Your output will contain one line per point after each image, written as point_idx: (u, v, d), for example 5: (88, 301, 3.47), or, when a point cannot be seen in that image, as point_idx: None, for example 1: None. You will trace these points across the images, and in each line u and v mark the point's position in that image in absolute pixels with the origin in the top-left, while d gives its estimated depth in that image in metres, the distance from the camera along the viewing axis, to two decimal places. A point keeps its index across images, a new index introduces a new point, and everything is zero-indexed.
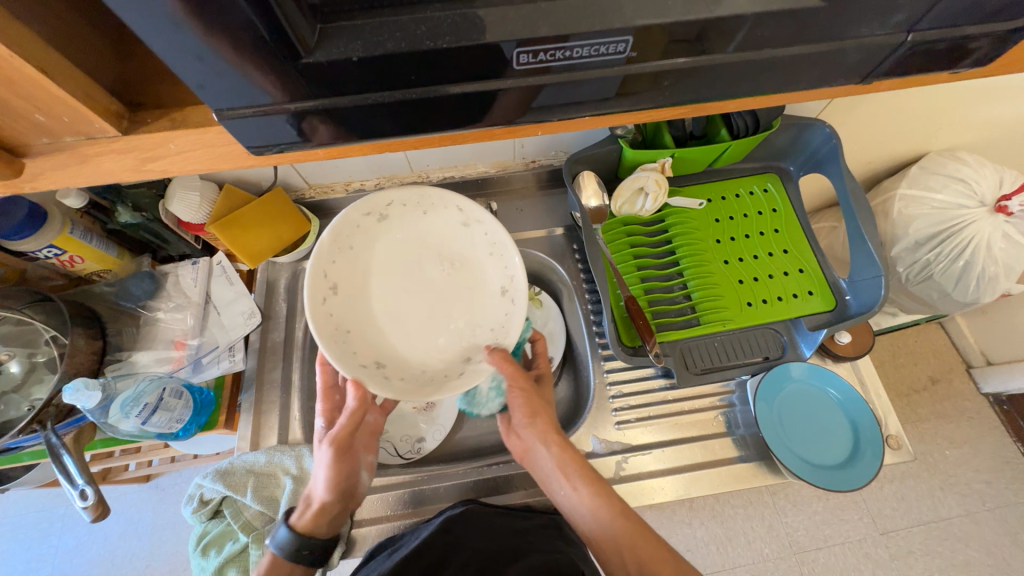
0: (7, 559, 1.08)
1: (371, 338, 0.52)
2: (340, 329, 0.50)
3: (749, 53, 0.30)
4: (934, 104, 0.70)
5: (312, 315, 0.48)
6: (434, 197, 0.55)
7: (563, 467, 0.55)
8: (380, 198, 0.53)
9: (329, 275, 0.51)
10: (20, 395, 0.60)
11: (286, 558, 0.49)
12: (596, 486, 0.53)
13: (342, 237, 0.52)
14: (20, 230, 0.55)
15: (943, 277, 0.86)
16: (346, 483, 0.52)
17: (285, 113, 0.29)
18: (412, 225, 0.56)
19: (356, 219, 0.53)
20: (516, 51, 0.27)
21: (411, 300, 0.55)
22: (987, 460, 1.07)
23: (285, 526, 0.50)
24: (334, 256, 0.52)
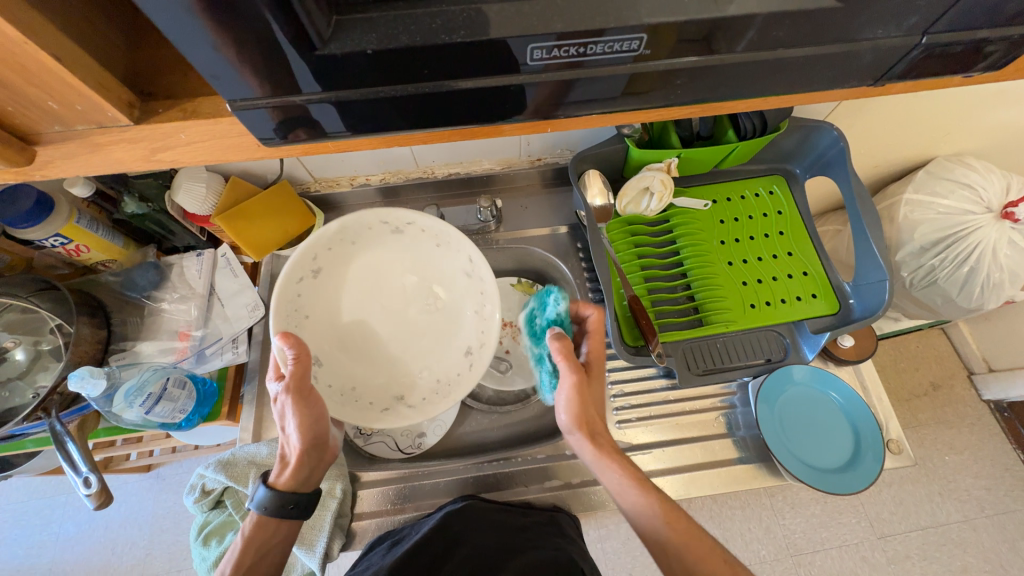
0: (9, 544, 1.09)
1: (323, 330, 0.56)
2: (299, 311, 0.54)
3: (762, 54, 0.30)
4: (944, 108, 0.70)
5: (281, 287, 0.52)
6: (453, 240, 0.58)
7: (606, 455, 0.53)
8: (403, 216, 0.56)
9: (318, 258, 0.55)
10: (25, 382, 0.61)
11: (269, 515, 0.48)
12: (643, 480, 0.50)
13: (350, 231, 0.55)
14: (26, 218, 0.55)
15: (947, 282, 0.85)
16: (314, 435, 0.49)
17: (297, 106, 0.29)
18: (420, 248, 0.60)
19: (372, 223, 0.56)
20: (530, 47, 0.27)
21: (382, 312, 0.59)
22: (987, 467, 1.07)
23: (263, 486, 0.48)
24: (333, 243, 0.55)
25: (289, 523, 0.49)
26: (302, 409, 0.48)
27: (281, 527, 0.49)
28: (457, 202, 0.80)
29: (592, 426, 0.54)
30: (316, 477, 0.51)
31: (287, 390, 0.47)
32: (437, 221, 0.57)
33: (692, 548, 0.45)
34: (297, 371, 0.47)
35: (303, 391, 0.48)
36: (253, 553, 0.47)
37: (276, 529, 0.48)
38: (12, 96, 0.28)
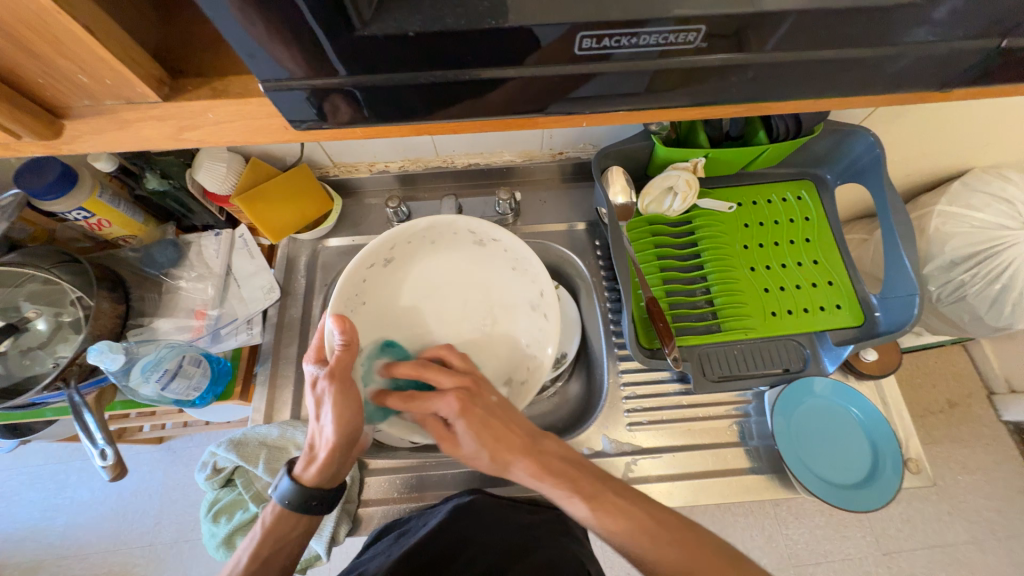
0: (25, 505, 1.12)
1: (374, 318, 0.56)
2: (359, 295, 0.54)
3: (824, 52, 0.28)
4: (988, 116, 0.67)
5: (353, 268, 0.53)
6: (531, 267, 0.58)
7: (540, 481, 0.46)
8: (490, 229, 0.58)
9: (394, 249, 0.56)
10: (46, 352, 0.61)
11: (291, 509, 0.48)
12: (582, 493, 0.45)
13: (435, 231, 0.58)
14: (51, 189, 0.56)
15: (977, 298, 0.82)
16: (349, 431, 0.47)
17: (339, 87, 0.28)
18: (494, 265, 0.60)
19: (459, 230, 0.58)
20: (581, 35, 0.26)
21: (437, 318, 0.58)
22: (1000, 489, 1.05)
23: (289, 478, 0.48)
24: (414, 238, 0.57)
25: (308, 519, 0.49)
26: (341, 400, 0.47)
27: (301, 522, 0.48)
28: (475, 193, 0.79)
29: (509, 464, 0.48)
30: (341, 472, 0.50)
31: (331, 376, 0.47)
32: (522, 247, 0.58)
33: (634, 546, 0.42)
34: (342, 358, 0.47)
35: (344, 380, 0.47)
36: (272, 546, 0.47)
37: (296, 524, 0.48)
38: (44, 68, 0.28)
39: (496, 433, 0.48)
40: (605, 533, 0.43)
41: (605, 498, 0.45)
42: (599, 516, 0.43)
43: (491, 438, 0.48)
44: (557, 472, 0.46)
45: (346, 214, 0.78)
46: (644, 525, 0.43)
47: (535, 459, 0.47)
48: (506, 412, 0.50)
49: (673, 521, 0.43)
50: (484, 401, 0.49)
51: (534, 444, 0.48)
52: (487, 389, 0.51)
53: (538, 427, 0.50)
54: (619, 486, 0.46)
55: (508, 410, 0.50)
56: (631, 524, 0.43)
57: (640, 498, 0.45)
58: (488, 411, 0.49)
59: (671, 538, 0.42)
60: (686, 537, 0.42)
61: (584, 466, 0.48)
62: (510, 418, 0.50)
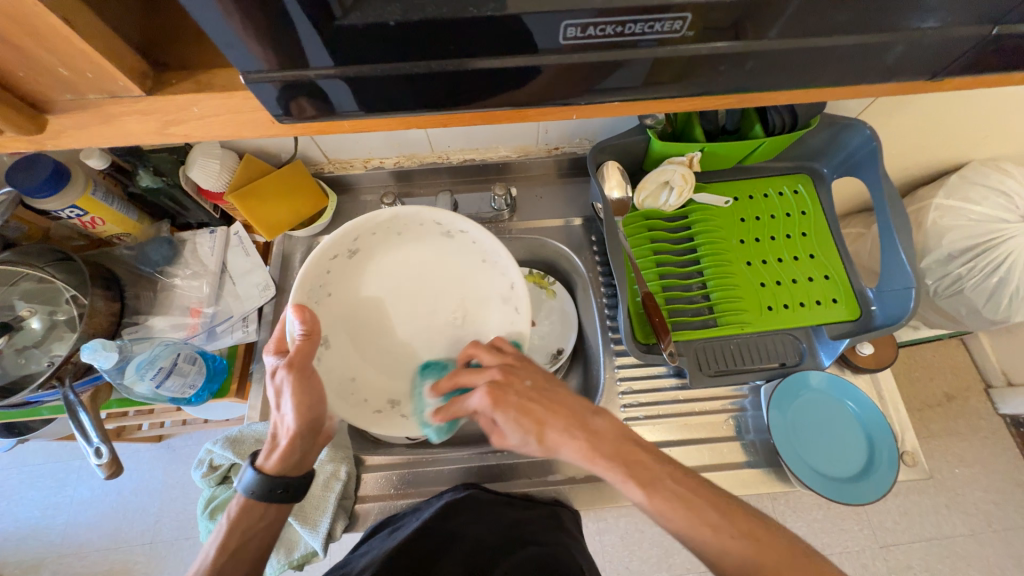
0: (25, 504, 1.12)
1: (340, 310, 0.56)
2: (323, 287, 0.54)
3: (813, 40, 0.28)
4: (986, 109, 0.66)
5: (314, 261, 0.53)
6: (500, 261, 0.57)
7: (592, 463, 0.46)
8: (457, 222, 0.56)
9: (358, 239, 0.55)
10: (41, 350, 0.61)
11: (255, 499, 0.48)
12: (637, 476, 0.44)
13: (399, 221, 0.56)
14: (43, 187, 0.55)
15: (974, 292, 0.82)
16: (310, 417, 0.49)
17: (307, 81, 0.28)
18: (466, 258, 0.59)
19: (426, 221, 0.56)
20: (565, 24, 0.26)
21: (408, 311, 0.59)
22: (998, 482, 1.05)
23: (252, 468, 0.48)
24: (378, 229, 0.56)
25: (277, 507, 0.49)
26: (300, 387, 0.48)
27: (268, 511, 0.48)
28: (471, 189, 0.79)
29: (558, 446, 0.48)
30: (306, 462, 0.50)
31: (289, 366, 0.48)
32: (490, 240, 0.56)
33: (696, 536, 0.40)
34: (303, 347, 0.48)
35: (304, 369, 0.48)
36: (240, 535, 0.47)
37: (263, 514, 0.48)
38: (24, 61, 0.28)
39: (536, 418, 0.49)
40: (663, 521, 0.42)
41: (663, 484, 0.43)
42: (655, 503, 0.42)
43: (532, 423, 0.48)
44: (608, 454, 0.45)
45: (341, 210, 0.77)
46: (706, 516, 0.41)
47: (585, 436, 0.47)
48: (546, 393, 0.50)
49: (739, 512, 0.41)
50: (516, 388, 0.50)
51: (580, 423, 0.48)
52: (520, 373, 0.51)
53: (584, 405, 0.50)
54: (676, 472, 0.44)
55: (546, 393, 0.50)
56: (693, 516, 0.41)
57: (699, 485, 0.43)
58: (522, 397, 0.50)
59: (739, 531, 0.40)
60: (755, 530, 0.40)
61: (637, 447, 0.46)
62: (549, 400, 0.50)
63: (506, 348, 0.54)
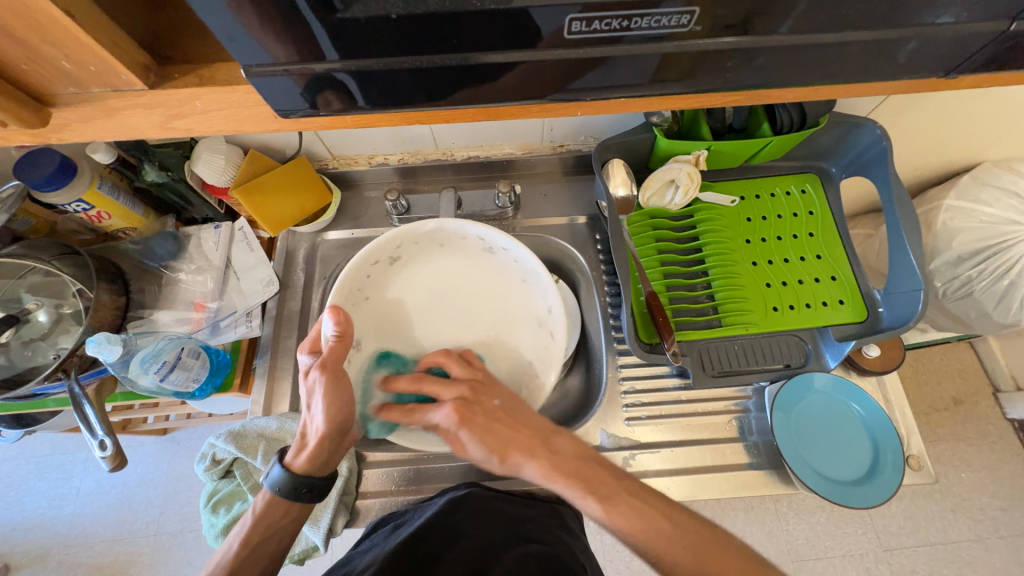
0: (32, 494, 1.14)
1: (376, 314, 0.58)
2: (361, 290, 0.56)
3: (825, 36, 0.27)
4: (1000, 108, 0.65)
5: (356, 264, 0.55)
6: (541, 284, 0.57)
7: (553, 482, 0.45)
8: (497, 239, 0.57)
9: (400, 248, 0.57)
10: (47, 343, 0.62)
11: (282, 497, 0.48)
12: (595, 492, 0.43)
13: (441, 233, 0.58)
14: (51, 181, 0.56)
15: (983, 295, 0.81)
16: (341, 420, 0.49)
17: (326, 73, 0.27)
18: (502, 274, 0.60)
19: (468, 236, 0.58)
20: (570, 18, 0.26)
21: (440, 321, 0.61)
22: (1005, 487, 1.04)
23: (280, 466, 0.49)
24: (421, 240, 0.58)
25: (300, 505, 0.49)
26: (332, 389, 0.48)
27: (292, 509, 0.48)
28: (475, 186, 0.79)
29: (520, 466, 0.47)
30: (332, 462, 0.51)
31: (322, 367, 0.48)
32: (531, 261, 0.56)
33: (652, 550, 0.40)
34: (336, 348, 0.48)
35: (336, 371, 0.48)
36: (262, 531, 0.47)
37: (286, 511, 0.48)
38: (27, 54, 0.28)
39: (501, 437, 0.48)
40: (619, 534, 0.42)
41: (620, 499, 0.43)
42: (613, 518, 0.42)
43: (496, 442, 0.48)
44: (568, 472, 0.45)
45: (345, 207, 0.78)
46: (662, 529, 0.41)
47: (546, 457, 0.46)
48: (513, 414, 0.50)
49: (693, 526, 0.42)
50: (483, 408, 0.50)
51: (543, 443, 0.47)
52: (487, 394, 0.51)
53: (548, 426, 0.50)
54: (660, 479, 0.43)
55: (513, 412, 0.50)
56: (649, 529, 0.41)
57: (656, 498, 0.44)
58: (489, 417, 0.49)
59: (689, 543, 0.40)
60: (710, 546, 0.40)
61: (596, 463, 0.46)
62: (513, 420, 0.49)
63: (475, 365, 0.54)
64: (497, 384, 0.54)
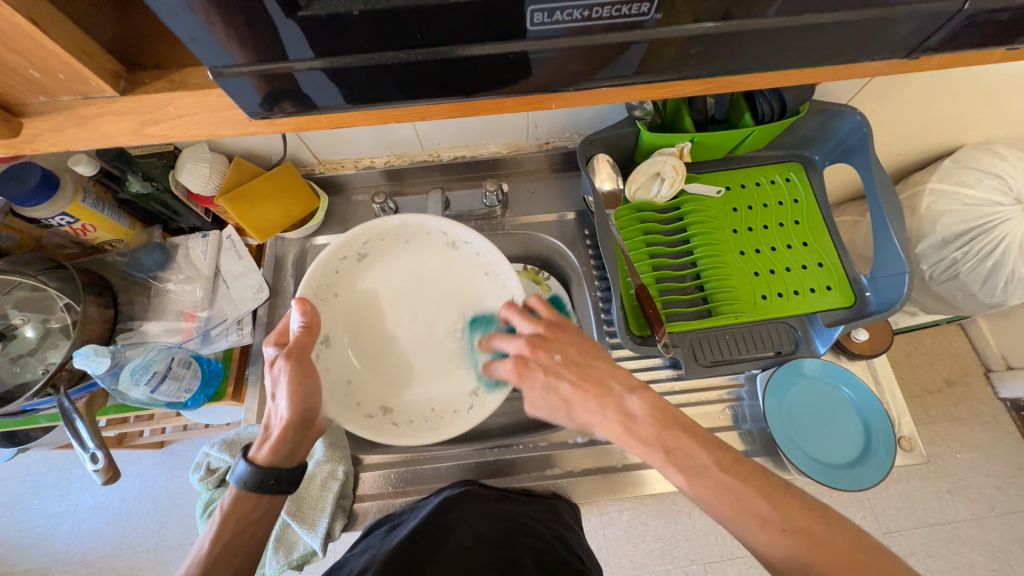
0: (29, 513, 1.13)
1: (344, 312, 0.57)
2: (329, 285, 0.57)
3: (788, 20, 0.28)
4: (977, 92, 0.66)
5: (324, 258, 0.56)
6: (504, 273, 0.58)
7: (628, 445, 0.46)
8: (461, 233, 0.59)
9: (368, 244, 0.59)
10: (36, 359, 0.61)
11: (248, 490, 0.48)
12: (676, 461, 0.43)
13: (407, 230, 0.60)
14: (33, 196, 0.56)
15: (969, 276, 0.82)
16: (305, 410, 0.49)
17: (286, 75, 0.28)
18: (470, 269, 0.60)
19: (432, 231, 0.59)
20: (531, 9, 0.26)
21: (411, 319, 0.59)
22: (999, 466, 1.05)
23: (245, 460, 0.49)
24: (387, 236, 0.59)
25: (270, 499, 0.49)
26: (296, 379, 0.48)
27: (262, 502, 0.48)
28: (463, 186, 0.79)
29: (590, 423, 0.49)
30: (299, 454, 0.51)
31: (288, 356, 0.48)
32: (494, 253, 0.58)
33: (742, 527, 0.40)
34: (302, 337, 0.49)
35: (301, 361, 0.49)
36: (234, 525, 0.47)
37: (257, 504, 0.48)
38: None
39: (565, 393, 0.50)
40: (706, 506, 0.42)
41: (708, 473, 0.42)
42: (700, 491, 0.42)
43: (559, 399, 0.50)
44: (646, 439, 0.45)
45: (334, 211, 0.78)
46: (752, 507, 0.40)
47: (618, 417, 0.47)
48: (582, 366, 0.51)
49: (793, 507, 0.39)
50: (542, 364, 0.51)
51: (611, 400, 0.48)
52: (547, 347, 0.52)
53: (618, 381, 0.49)
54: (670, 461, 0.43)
55: (578, 366, 0.50)
56: (739, 505, 0.40)
57: (749, 473, 0.42)
58: (551, 373, 0.51)
59: (786, 525, 0.39)
60: (807, 525, 0.39)
61: (681, 430, 0.45)
62: (579, 375, 0.50)
63: (540, 315, 0.54)
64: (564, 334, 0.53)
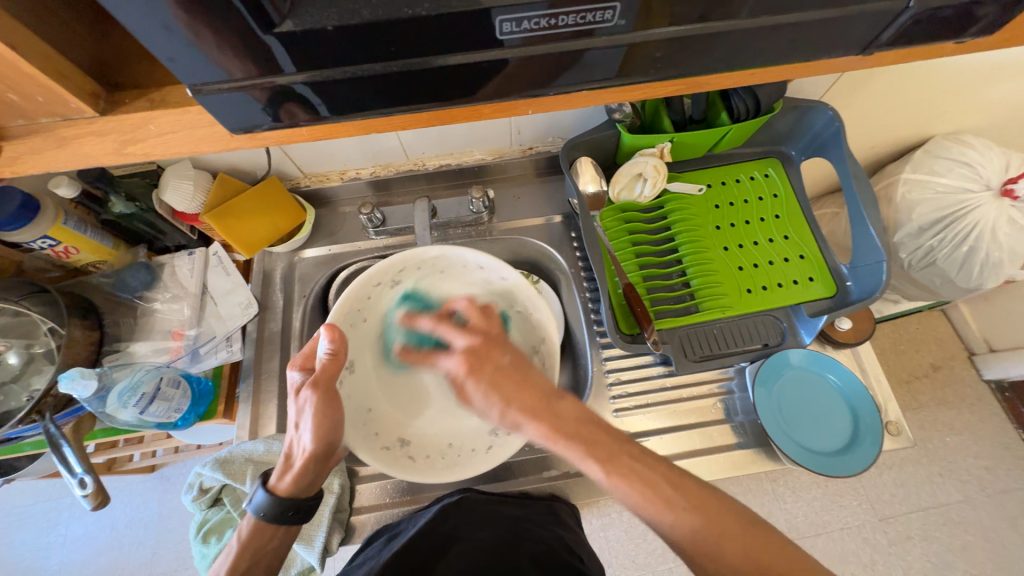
0: (15, 547, 1.09)
1: (371, 338, 0.59)
2: (360, 311, 0.58)
3: (748, 21, 0.29)
4: (942, 84, 0.68)
5: (359, 283, 0.57)
6: (535, 310, 0.57)
7: (553, 443, 0.44)
8: (497, 269, 0.58)
9: (403, 272, 0.59)
10: (20, 385, 0.60)
11: (265, 520, 0.47)
12: (596, 453, 0.43)
13: (446, 262, 0.60)
14: (14, 220, 0.55)
15: (946, 262, 0.84)
16: (328, 441, 0.48)
17: (287, 86, 0.28)
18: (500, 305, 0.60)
19: (469, 264, 0.59)
20: (499, 19, 0.26)
21: None
22: (987, 446, 1.07)
23: (263, 490, 0.48)
24: (424, 267, 0.60)
25: (286, 528, 0.49)
26: (323, 409, 0.48)
27: (278, 531, 0.48)
28: (448, 194, 0.80)
29: (521, 425, 0.46)
30: (317, 483, 0.50)
31: (314, 386, 0.47)
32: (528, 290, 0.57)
33: (654, 511, 0.41)
34: (329, 366, 0.48)
35: (328, 390, 0.48)
36: (246, 558, 0.47)
37: (271, 534, 0.48)
38: None
39: (507, 393, 0.47)
40: (621, 496, 0.42)
41: (620, 461, 0.42)
42: (614, 480, 0.42)
43: (500, 397, 0.47)
44: (568, 433, 0.44)
45: (321, 223, 0.78)
46: (662, 492, 0.41)
47: (548, 419, 0.45)
48: (526, 372, 0.48)
49: (695, 489, 0.41)
50: (492, 362, 0.48)
51: (547, 406, 0.46)
52: (500, 349, 0.49)
53: (553, 388, 0.48)
54: (636, 451, 0.44)
55: (523, 372, 0.48)
56: (652, 493, 0.41)
57: (656, 462, 0.43)
58: (498, 372, 0.48)
59: (689, 504, 0.40)
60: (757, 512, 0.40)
61: (599, 426, 0.45)
62: (524, 380, 0.47)
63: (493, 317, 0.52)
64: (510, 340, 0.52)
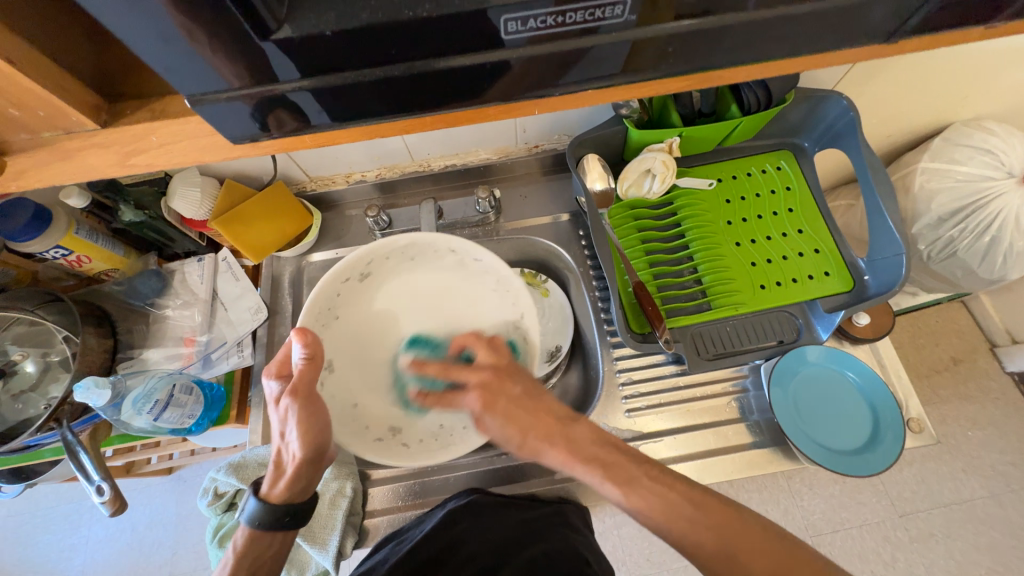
0: (40, 548, 1.12)
1: (347, 334, 0.57)
2: (330, 309, 0.56)
3: (761, 12, 0.28)
4: (962, 70, 0.66)
5: (328, 281, 0.55)
6: (513, 288, 0.57)
7: (572, 468, 0.47)
8: (470, 251, 0.58)
9: (372, 264, 0.58)
10: (38, 394, 0.61)
11: (262, 529, 0.47)
12: (613, 477, 0.45)
13: (416, 248, 0.58)
14: (27, 231, 0.56)
15: (967, 253, 0.82)
16: (315, 446, 0.48)
17: (286, 94, 0.28)
18: (478, 284, 0.60)
19: (440, 248, 0.59)
20: (504, 18, 0.26)
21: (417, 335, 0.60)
22: (1012, 441, 1.04)
23: (256, 497, 0.48)
24: (393, 256, 0.58)
25: (283, 535, 0.49)
26: (306, 416, 0.47)
27: (276, 539, 0.48)
28: (454, 194, 0.79)
29: (540, 451, 0.49)
30: (311, 487, 0.50)
31: (292, 393, 0.47)
32: (506, 270, 0.57)
33: (670, 527, 0.41)
34: (306, 371, 0.48)
35: (309, 394, 0.48)
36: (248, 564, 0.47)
37: (271, 541, 0.48)
38: None
39: (521, 425, 0.50)
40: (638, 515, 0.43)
41: (640, 484, 0.44)
42: (633, 500, 0.43)
43: (516, 430, 0.50)
44: (586, 458, 0.47)
45: (329, 226, 0.78)
46: (681, 510, 0.42)
47: (564, 446, 0.48)
48: (537, 399, 0.52)
49: (715, 504, 0.42)
50: (507, 393, 0.52)
51: (561, 431, 0.49)
52: (512, 378, 0.52)
53: (565, 411, 0.51)
54: (652, 470, 0.45)
55: (533, 402, 0.51)
56: (668, 510, 0.42)
57: (679, 483, 0.44)
58: (512, 403, 0.51)
59: (710, 521, 0.41)
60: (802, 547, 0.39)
61: (614, 448, 0.47)
62: (534, 409, 0.51)
63: (501, 348, 0.55)
64: (523, 367, 0.54)
